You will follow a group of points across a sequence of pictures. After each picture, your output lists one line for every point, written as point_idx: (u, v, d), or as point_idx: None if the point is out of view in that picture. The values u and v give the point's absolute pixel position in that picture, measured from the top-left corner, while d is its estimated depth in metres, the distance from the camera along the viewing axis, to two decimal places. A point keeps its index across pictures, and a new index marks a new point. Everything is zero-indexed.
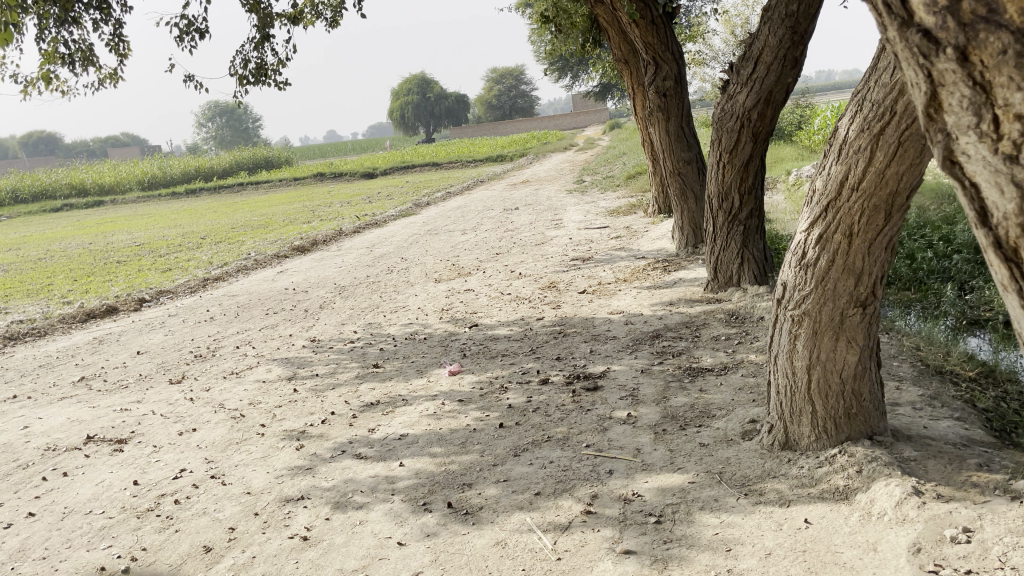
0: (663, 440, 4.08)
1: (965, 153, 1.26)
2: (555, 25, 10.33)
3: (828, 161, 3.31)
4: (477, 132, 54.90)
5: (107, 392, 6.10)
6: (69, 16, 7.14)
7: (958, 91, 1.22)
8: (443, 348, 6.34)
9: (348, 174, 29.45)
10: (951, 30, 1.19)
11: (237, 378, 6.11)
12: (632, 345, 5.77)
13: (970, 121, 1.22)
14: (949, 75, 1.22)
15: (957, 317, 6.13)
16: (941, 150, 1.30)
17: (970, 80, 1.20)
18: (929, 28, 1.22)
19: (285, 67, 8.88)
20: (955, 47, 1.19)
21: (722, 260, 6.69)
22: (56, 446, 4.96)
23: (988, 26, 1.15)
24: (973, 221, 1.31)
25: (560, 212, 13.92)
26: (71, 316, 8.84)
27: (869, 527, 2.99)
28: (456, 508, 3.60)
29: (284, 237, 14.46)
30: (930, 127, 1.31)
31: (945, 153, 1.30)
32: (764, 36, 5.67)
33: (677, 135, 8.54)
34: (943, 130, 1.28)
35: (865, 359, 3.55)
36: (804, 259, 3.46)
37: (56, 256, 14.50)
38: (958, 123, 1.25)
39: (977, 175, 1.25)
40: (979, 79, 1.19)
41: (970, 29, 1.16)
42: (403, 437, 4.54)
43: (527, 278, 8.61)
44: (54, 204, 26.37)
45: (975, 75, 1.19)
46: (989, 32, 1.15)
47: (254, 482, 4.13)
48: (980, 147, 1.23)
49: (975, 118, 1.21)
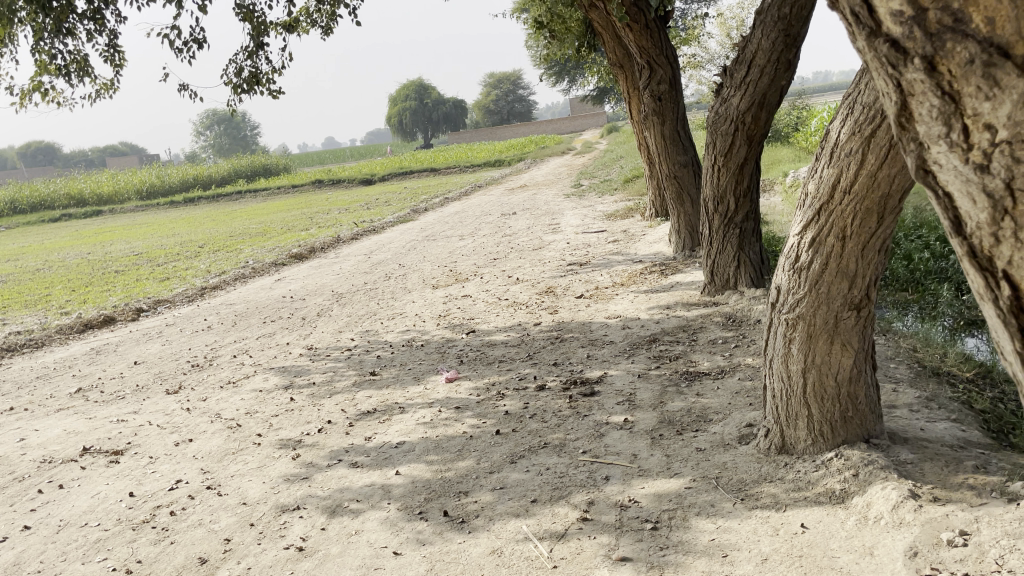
0: (660, 445, 4.07)
1: (938, 161, 1.25)
2: (551, 30, 10.40)
3: (820, 164, 3.30)
4: (475, 136, 54.94)
5: (104, 403, 6.09)
6: (63, 28, 7.14)
7: (927, 101, 1.22)
8: (439, 354, 6.33)
9: (346, 181, 29.47)
10: (919, 40, 1.18)
11: (234, 388, 6.10)
12: (629, 349, 5.77)
13: (941, 131, 1.22)
14: (919, 84, 1.22)
15: (955, 318, 6.15)
16: (914, 160, 1.30)
17: (938, 90, 1.19)
18: (897, 38, 1.21)
19: (280, 75, 8.87)
20: (922, 57, 1.18)
21: (719, 263, 6.68)
22: (52, 459, 4.95)
23: (955, 35, 1.13)
24: (947, 230, 1.30)
25: (557, 216, 13.91)
26: (69, 328, 8.83)
27: (866, 531, 2.98)
28: (452, 516, 3.59)
29: (282, 245, 14.48)
30: (902, 136, 1.31)
31: (918, 162, 1.29)
32: (757, 39, 5.67)
33: (672, 138, 8.55)
34: (915, 139, 1.28)
35: (859, 361, 3.54)
36: (797, 263, 3.45)
37: (55, 267, 14.50)
38: (929, 133, 1.24)
39: (949, 185, 1.25)
40: (948, 89, 1.18)
41: (937, 39, 1.15)
42: (400, 444, 4.53)
43: (524, 283, 8.60)
44: (52, 214, 26.37)
45: (944, 85, 1.18)
46: (955, 42, 1.14)
47: (250, 492, 4.12)
48: (951, 156, 1.22)
49: (945, 128, 1.21)
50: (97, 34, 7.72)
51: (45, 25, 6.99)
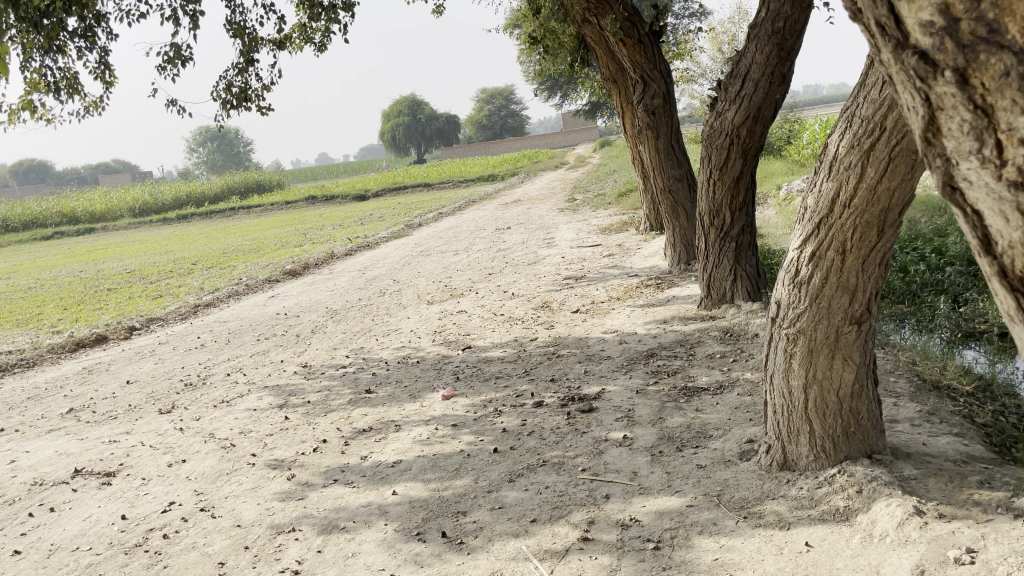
0: (661, 462, 4.03)
1: (963, 174, 1.22)
2: (544, 46, 10.48)
3: (818, 178, 3.29)
4: (469, 152, 55.00)
5: (96, 424, 6.02)
6: (53, 45, 7.11)
7: (958, 115, 1.19)
8: (436, 371, 6.27)
9: (340, 197, 29.45)
10: (950, 51, 1.16)
11: (228, 407, 6.03)
12: (627, 364, 5.73)
13: (971, 146, 1.19)
14: (949, 98, 1.19)
15: (952, 330, 6.14)
16: (941, 176, 1.27)
17: (970, 103, 1.17)
18: (926, 49, 1.19)
19: (270, 90, 8.83)
20: (954, 68, 1.16)
21: (716, 277, 6.65)
22: (43, 481, 4.87)
23: (989, 47, 1.11)
24: (975, 249, 1.27)
25: (551, 231, 13.89)
26: (61, 347, 8.75)
27: (871, 549, 2.94)
28: (451, 537, 3.53)
29: (275, 261, 14.41)
30: (927, 151, 1.29)
31: (945, 179, 1.27)
32: (751, 53, 5.69)
33: (666, 152, 8.54)
34: (943, 155, 1.25)
35: (862, 376, 3.50)
36: (797, 277, 3.42)
37: (47, 285, 14.39)
38: (958, 148, 1.21)
39: (978, 203, 1.22)
40: (981, 102, 1.15)
41: (970, 50, 1.13)
42: (396, 463, 4.47)
43: (520, 298, 8.56)
44: (44, 232, 26.23)
45: (977, 99, 1.15)
46: (989, 54, 1.12)
47: (244, 514, 4.05)
48: (982, 173, 1.19)
49: (976, 143, 1.18)
50: (88, 51, 7.68)
51: (36, 43, 6.95)
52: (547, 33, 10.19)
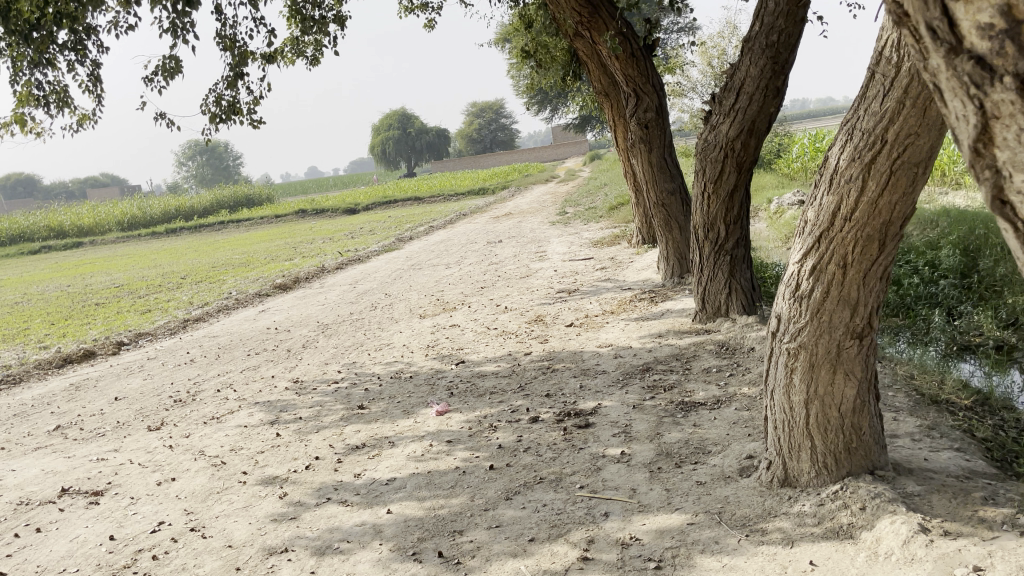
0: (660, 479, 3.97)
1: (1014, 188, 1.24)
2: (537, 60, 10.49)
3: (818, 192, 3.28)
4: (459, 165, 55.03)
5: (84, 441, 5.92)
6: (43, 58, 7.04)
7: (1016, 123, 1.21)
8: (429, 386, 6.20)
9: (330, 211, 29.39)
10: (1010, 56, 1.18)
11: (218, 424, 5.94)
12: (622, 379, 5.67)
13: None
14: (1007, 106, 1.21)
15: (947, 343, 6.14)
16: (990, 189, 1.29)
17: None
18: (982, 54, 1.22)
19: (260, 104, 8.77)
20: (1013, 74, 1.19)
21: (710, 290, 6.62)
22: (29, 501, 4.77)
23: None
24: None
25: (543, 244, 13.86)
26: (48, 362, 8.63)
27: (877, 568, 2.89)
28: (448, 557, 3.46)
29: (265, 275, 14.32)
30: (977, 163, 1.30)
31: (995, 191, 1.28)
32: (745, 66, 5.69)
33: (659, 165, 8.52)
34: (992, 166, 1.27)
35: (864, 392, 3.46)
36: (798, 291, 3.39)
37: (34, 300, 14.24)
38: (1014, 159, 1.22)
39: None
40: None
41: None
42: (391, 481, 4.40)
43: (513, 311, 8.51)
44: (31, 246, 26.03)
45: None
46: None
47: (235, 534, 3.97)
48: None
49: None
50: (78, 65, 7.62)
51: (25, 56, 6.88)
52: (539, 47, 10.20)
